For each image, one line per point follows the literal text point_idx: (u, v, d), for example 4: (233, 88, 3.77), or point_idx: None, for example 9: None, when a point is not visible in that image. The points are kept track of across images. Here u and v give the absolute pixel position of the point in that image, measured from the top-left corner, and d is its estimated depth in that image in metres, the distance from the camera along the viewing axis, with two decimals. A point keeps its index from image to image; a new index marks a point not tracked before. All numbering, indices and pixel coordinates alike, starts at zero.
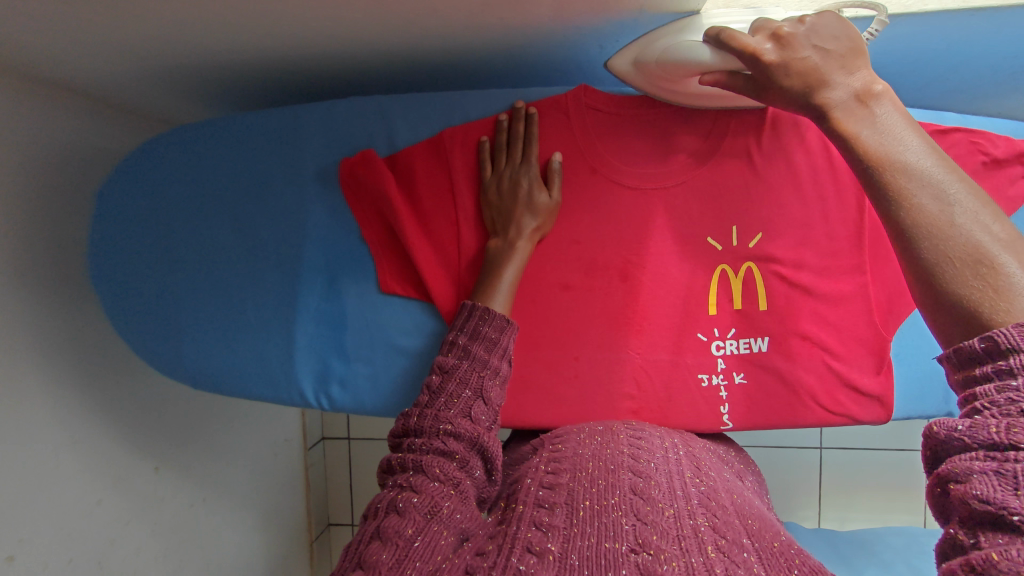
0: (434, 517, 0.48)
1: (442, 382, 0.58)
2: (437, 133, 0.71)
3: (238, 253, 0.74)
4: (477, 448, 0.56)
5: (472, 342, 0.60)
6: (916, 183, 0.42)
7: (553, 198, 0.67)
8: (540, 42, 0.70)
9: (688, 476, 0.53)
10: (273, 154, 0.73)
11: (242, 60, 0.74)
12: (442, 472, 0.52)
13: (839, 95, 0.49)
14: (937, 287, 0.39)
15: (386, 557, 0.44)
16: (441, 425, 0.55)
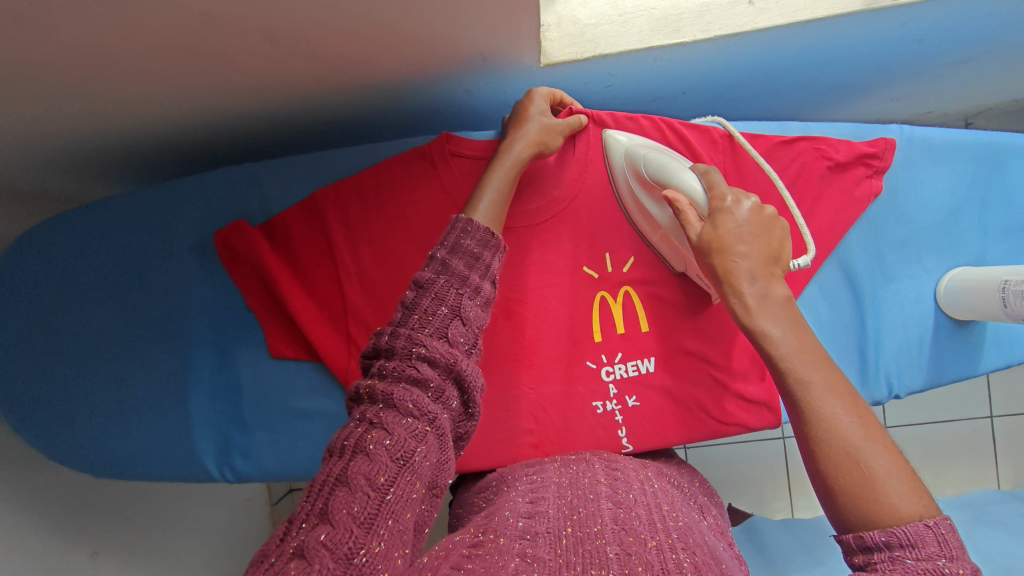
0: (408, 464, 0.42)
1: (417, 298, 0.48)
2: (310, 195, 0.71)
3: (127, 338, 0.73)
4: (453, 376, 0.46)
5: (451, 257, 0.50)
6: (815, 382, 0.42)
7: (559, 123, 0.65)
8: (401, 96, 0.71)
9: (665, 511, 0.52)
10: (150, 233, 0.73)
11: (113, 144, 0.74)
12: (416, 407, 0.43)
13: (751, 277, 0.47)
14: (825, 478, 0.40)
15: (358, 511, 0.39)
16: (415, 348, 0.45)
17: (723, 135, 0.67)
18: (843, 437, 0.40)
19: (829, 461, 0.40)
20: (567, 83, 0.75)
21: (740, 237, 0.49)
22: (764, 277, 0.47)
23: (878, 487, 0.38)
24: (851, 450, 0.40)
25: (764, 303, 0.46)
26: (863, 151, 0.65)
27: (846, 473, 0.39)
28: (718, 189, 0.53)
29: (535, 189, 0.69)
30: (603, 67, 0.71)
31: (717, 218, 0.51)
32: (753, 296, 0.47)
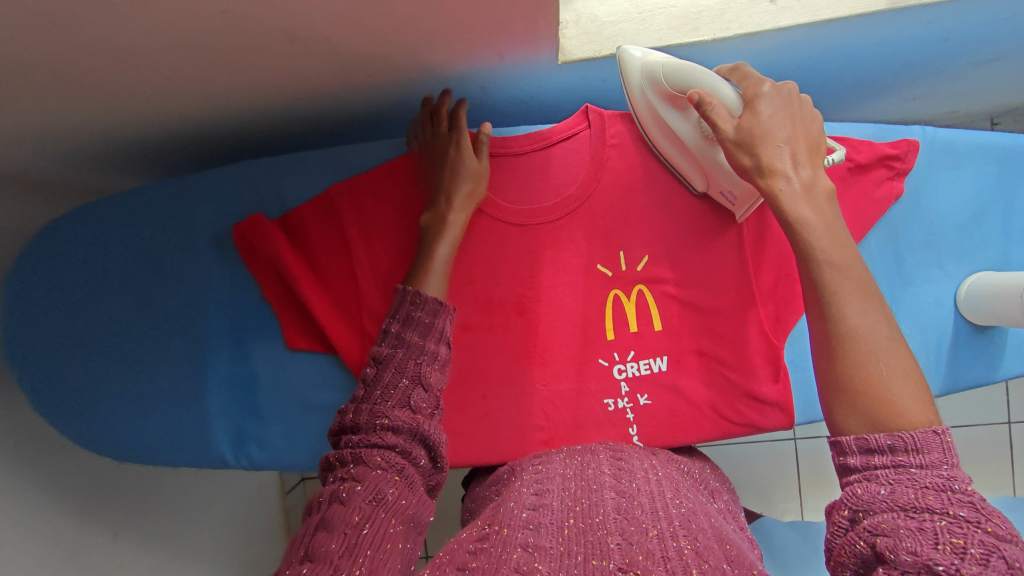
0: (380, 504, 0.48)
1: (378, 372, 0.56)
2: (325, 190, 0.72)
3: (147, 327, 0.75)
4: (418, 438, 0.53)
5: (405, 329, 0.58)
6: (841, 281, 0.48)
7: (483, 164, 0.67)
8: (419, 92, 0.71)
9: (668, 498, 0.53)
10: (170, 225, 0.74)
11: (135, 138, 0.75)
12: (385, 461, 0.51)
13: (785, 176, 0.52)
14: (846, 367, 0.45)
15: (335, 547, 0.44)
16: (379, 419, 0.53)
17: None
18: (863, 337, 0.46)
19: (849, 357, 0.45)
20: (584, 81, 0.74)
21: (779, 127, 0.54)
22: (805, 163, 0.54)
23: (888, 388, 0.44)
24: (867, 350, 0.45)
25: (801, 199, 0.51)
26: (885, 153, 0.64)
27: (869, 370, 0.45)
28: (753, 87, 0.57)
29: (550, 186, 0.70)
30: (622, 65, 0.71)
31: (753, 109, 0.56)
32: (794, 184, 0.52)
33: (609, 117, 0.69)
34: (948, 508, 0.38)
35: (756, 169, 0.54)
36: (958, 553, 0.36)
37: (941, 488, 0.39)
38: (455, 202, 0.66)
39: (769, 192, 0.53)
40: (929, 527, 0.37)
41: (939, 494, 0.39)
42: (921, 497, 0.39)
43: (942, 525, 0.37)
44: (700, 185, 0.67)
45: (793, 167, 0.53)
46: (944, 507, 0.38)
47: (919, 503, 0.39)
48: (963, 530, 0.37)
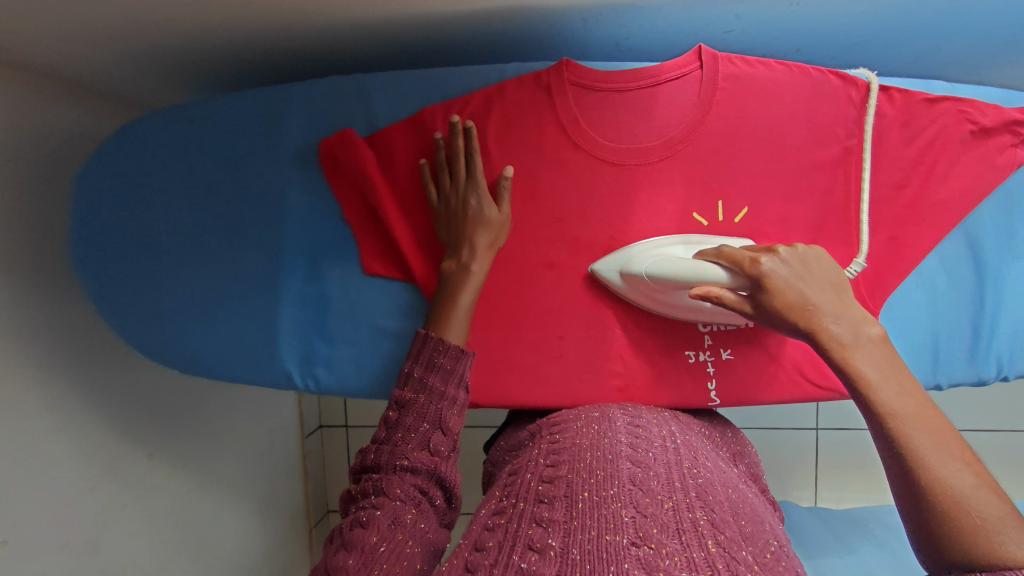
0: (397, 527, 0.51)
1: (399, 416, 0.58)
2: (417, 111, 0.70)
3: (220, 238, 0.73)
4: (435, 479, 0.56)
5: (428, 374, 0.60)
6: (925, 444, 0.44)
7: (502, 212, 0.67)
8: (522, 16, 0.68)
9: (685, 468, 0.51)
10: (252, 135, 0.72)
11: (217, 40, 0.72)
12: (403, 492, 0.54)
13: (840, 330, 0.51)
14: (944, 537, 0.41)
15: (352, 562, 0.47)
16: (397, 461, 0.56)
17: (865, 86, 0.65)
18: (953, 487, 0.42)
19: (946, 510, 0.41)
20: (690, 22, 0.72)
21: (805, 285, 0.53)
22: (846, 314, 0.52)
23: (988, 531, 0.39)
24: (959, 496, 0.41)
25: (857, 340, 0.50)
26: (1012, 118, 0.65)
27: (966, 528, 0.40)
28: (744, 259, 0.55)
29: (654, 126, 0.66)
30: (734, 7, 0.68)
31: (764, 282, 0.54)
32: (845, 344, 0.51)
33: (723, 58, 0.66)
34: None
35: (789, 325, 0.53)
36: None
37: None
38: (476, 252, 0.65)
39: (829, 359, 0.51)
40: None
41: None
42: None
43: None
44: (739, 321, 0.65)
45: (833, 321, 0.52)
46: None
47: None
48: None
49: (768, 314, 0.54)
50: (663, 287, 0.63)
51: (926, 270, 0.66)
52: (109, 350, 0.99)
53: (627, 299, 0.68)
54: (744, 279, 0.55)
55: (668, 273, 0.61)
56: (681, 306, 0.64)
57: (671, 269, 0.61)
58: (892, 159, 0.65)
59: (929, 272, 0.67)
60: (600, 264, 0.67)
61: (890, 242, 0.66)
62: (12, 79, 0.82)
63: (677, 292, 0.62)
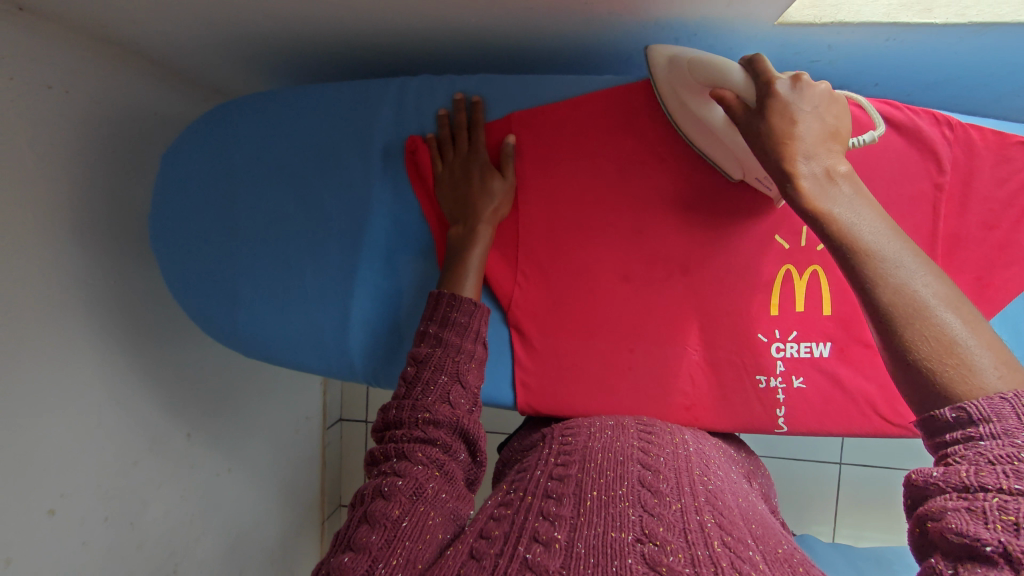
0: (418, 498, 0.49)
1: (417, 371, 0.58)
2: (506, 116, 0.71)
3: (299, 224, 0.74)
4: (458, 432, 0.55)
5: (444, 330, 0.60)
6: (891, 265, 0.41)
7: (507, 180, 0.69)
8: (618, 31, 0.69)
9: (695, 474, 0.51)
10: (341, 126, 0.73)
11: (315, 31, 0.74)
12: (426, 456, 0.52)
13: (810, 169, 0.47)
14: (907, 353, 0.39)
15: (375, 538, 0.45)
16: (419, 415, 0.55)
17: (960, 125, 0.65)
18: (915, 305, 0.39)
19: (910, 332, 0.39)
20: (780, 50, 0.72)
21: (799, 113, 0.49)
22: (823, 151, 0.48)
23: (954, 356, 0.37)
24: (926, 315, 0.39)
25: (827, 178, 0.47)
26: None
27: (925, 350, 0.38)
28: (768, 74, 0.51)
29: None
30: (828, 38, 0.68)
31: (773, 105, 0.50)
32: (808, 178, 0.47)
33: None
34: (1004, 483, 0.32)
35: (770, 158, 0.49)
36: (1008, 532, 0.30)
37: (1006, 462, 0.32)
38: (483, 216, 0.67)
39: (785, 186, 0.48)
40: (984, 506, 0.32)
41: (1000, 469, 0.32)
42: (981, 472, 0.33)
43: (993, 502, 0.31)
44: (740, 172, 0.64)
45: (804, 159, 0.48)
46: (998, 482, 0.32)
47: (972, 481, 0.33)
48: (1018, 506, 0.31)
49: (759, 137, 0.50)
50: (696, 87, 0.59)
51: (1010, 313, 0.67)
52: (163, 326, 0.99)
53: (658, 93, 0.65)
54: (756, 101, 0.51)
55: (702, 66, 0.56)
56: (696, 119, 0.62)
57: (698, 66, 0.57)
58: (982, 199, 0.65)
59: (1013, 316, 0.67)
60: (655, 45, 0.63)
61: (975, 282, 0.65)
62: (103, 53, 0.83)
63: (702, 92, 0.59)
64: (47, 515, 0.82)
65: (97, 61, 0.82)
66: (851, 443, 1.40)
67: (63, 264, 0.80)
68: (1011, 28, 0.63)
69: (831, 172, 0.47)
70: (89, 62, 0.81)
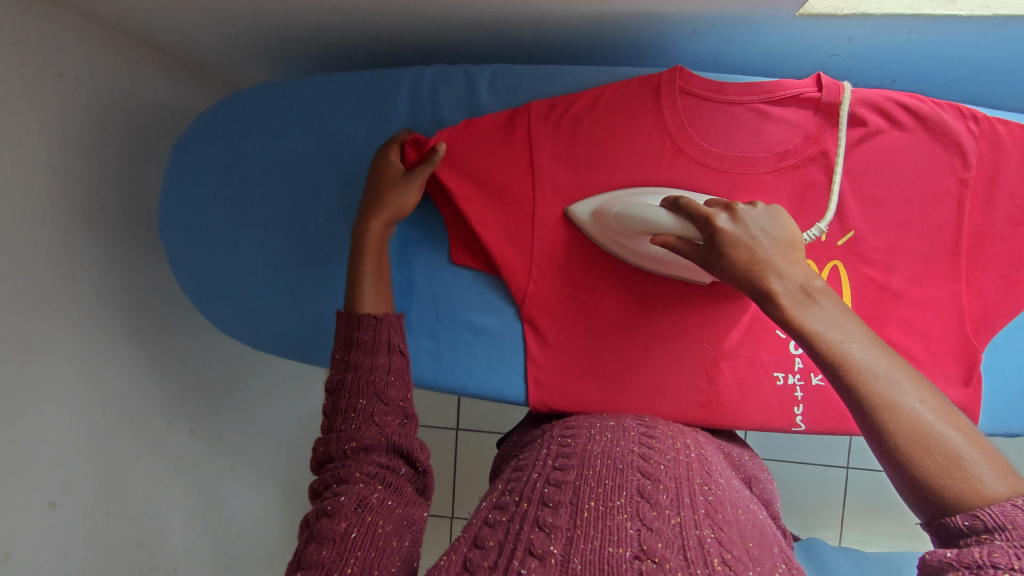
0: (363, 509, 0.48)
1: (336, 401, 0.56)
2: (521, 106, 0.69)
3: (310, 216, 0.73)
4: (392, 448, 0.54)
5: (352, 352, 0.58)
6: (886, 384, 0.40)
7: (405, 196, 0.65)
8: (635, 22, 0.68)
9: (696, 483, 0.49)
10: (352, 116, 0.72)
11: (327, 20, 0.73)
12: (364, 473, 0.51)
13: (785, 287, 0.47)
14: (913, 472, 0.38)
15: (326, 553, 0.44)
16: (346, 445, 0.53)
17: (986, 119, 0.63)
18: (916, 423, 0.39)
19: (911, 451, 0.38)
20: (799, 42, 0.71)
21: (754, 238, 0.50)
22: (792, 266, 0.48)
23: (960, 468, 0.37)
24: (929, 434, 0.38)
25: (802, 293, 0.47)
26: None
27: (927, 463, 0.38)
28: (700, 212, 0.52)
29: (762, 141, 0.65)
30: (849, 30, 0.67)
31: (727, 241, 0.50)
32: (786, 293, 0.47)
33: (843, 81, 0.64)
34: (1015, 563, 0.32)
35: (747, 285, 0.49)
36: None
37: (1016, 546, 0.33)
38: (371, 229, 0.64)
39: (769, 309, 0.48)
40: None
41: (1012, 551, 0.33)
42: (994, 553, 0.33)
43: None
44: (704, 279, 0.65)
45: (775, 277, 0.48)
46: (1011, 563, 0.32)
47: (985, 561, 0.33)
48: None
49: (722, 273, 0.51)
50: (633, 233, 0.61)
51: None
52: (168, 320, 0.98)
53: (595, 241, 0.68)
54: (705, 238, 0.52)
55: (631, 218, 0.58)
56: (639, 253, 0.64)
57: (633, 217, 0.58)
58: (1008, 195, 0.64)
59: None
60: (575, 205, 0.66)
61: (999, 280, 0.64)
62: (111, 42, 0.82)
63: (637, 238, 0.62)
64: (49, 509, 0.81)
65: (105, 50, 0.81)
66: (858, 442, 1.39)
67: (69, 255, 0.79)
68: None
69: (808, 285, 0.47)
70: (97, 50, 0.80)
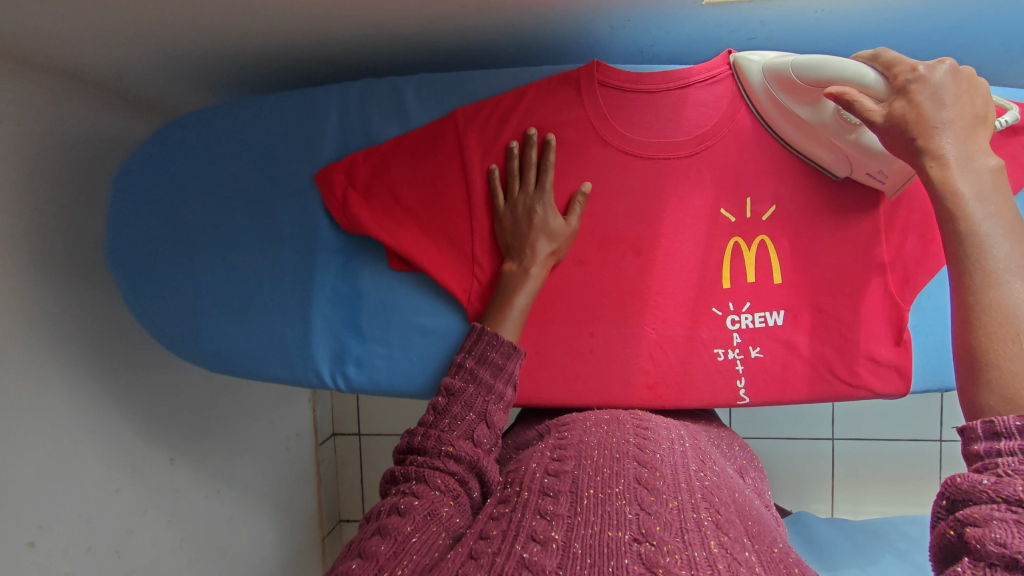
0: (433, 518, 0.48)
1: (448, 404, 0.58)
2: (449, 113, 0.72)
3: (253, 236, 0.75)
4: (476, 470, 0.55)
5: (479, 367, 0.61)
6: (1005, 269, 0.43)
7: (569, 224, 0.68)
8: (550, 22, 0.70)
9: (691, 469, 0.51)
10: (286, 135, 0.74)
11: (254, 43, 0.75)
12: (443, 484, 0.52)
13: (949, 154, 0.49)
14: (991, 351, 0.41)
15: (384, 549, 0.44)
16: (442, 447, 0.54)
17: None
18: (1009, 303, 0.41)
19: (979, 329, 0.42)
20: (715, 29, 0.74)
21: (942, 101, 0.50)
22: (970, 137, 0.49)
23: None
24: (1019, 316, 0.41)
25: (968, 164, 0.48)
26: None
27: (1005, 342, 0.40)
28: (902, 65, 0.53)
29: (682, 126, 0.68)
30: (758, 15, 0.70)
31: (912, 91, 0.51)
32: (954, 159, 0.48)
33: (754, 62, 0.67)
34: None
35: (904, 143, 0.51)
36: None
37: None
38: (538, 258, 0.66)
39: (927, 165, 0.49)
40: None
41: None
42: None
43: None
44: (842, 172, 0.65)
45: (948, 144, 0.49)
46: None
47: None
48: None
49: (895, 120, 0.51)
50: (810, 87, 0.60)
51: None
52: (135, 351, 0.99)
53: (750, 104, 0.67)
54: (891, 88, 0.53)
55: (817, 70, 0.58)
56: (801, 123, 0.63)
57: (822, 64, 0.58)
58: None
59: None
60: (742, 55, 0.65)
61: (919, 239, 0.66)
62: (47, 84, 0.84)
63: (814, 99, 0.60)
64: (28, 549, 0.81)
65: (41, 92, 0.83)
66: (842, 408, 1.36)
67: (25, 296, 0.80)
68: None
69: (973, 159, 0.48)
70: (33, 93, 0.82)
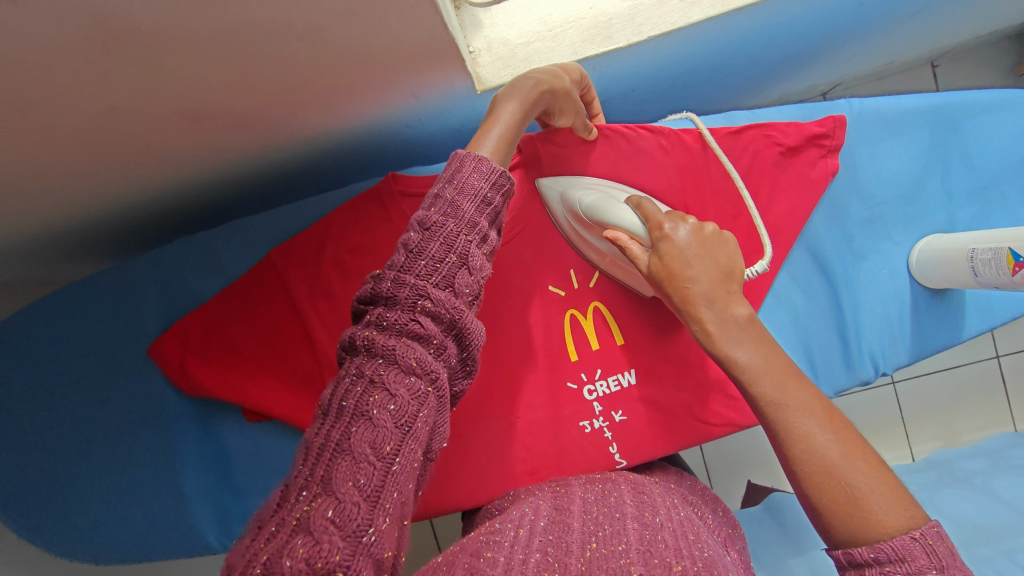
0: (410, 434, 0.36)
1: (422, 242, 0.40)
2: (267, 254, 0.71)
3: (102, 428, 0.72)
4: (454, 329, 0.40)
5: (463, 203, 0.42)
6: (803, 426, 0.40)
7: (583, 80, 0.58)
8: (340, 146, 0.71)
9: (691, 540, 0.42)
10: (110, 324, 0.73)
11: (53, 246, 0.72)
12: (420, 364, 0.38)
13: (710, 313, 0.47)
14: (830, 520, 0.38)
15: (364, 482, 0.34)
16: (419, 301, 0.39)
17: (671, 132, 0.67)
18: (821, 455, 0.39)
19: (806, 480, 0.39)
20: None
21: (691, 262, 0.49)
22: (723, 296, 0.48)
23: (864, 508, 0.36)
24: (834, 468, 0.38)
25: (724, 329, 0.46)
26: (813, 132, 0.66)
27: (831, 489, 0.38)
28: (655, 219, 0.53)
29: None
30: None
31: (662, 249, 0.51)
32: (713, 321, 0.47)
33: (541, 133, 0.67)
34: None
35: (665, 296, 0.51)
36: None
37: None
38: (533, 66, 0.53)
39: (693, 330, 0.48)
40: None
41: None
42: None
43: None
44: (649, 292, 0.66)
45: (706, 306, 0.47)
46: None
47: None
48: None
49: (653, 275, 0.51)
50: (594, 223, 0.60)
51: (865, 177, 0.69)
52: None
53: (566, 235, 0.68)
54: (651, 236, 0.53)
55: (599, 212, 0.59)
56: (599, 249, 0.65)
57: (603, 206, 0.58)
58: (716, 194, 0.66)
59: (868, 186, 0.69)
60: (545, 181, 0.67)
61: None
62: None
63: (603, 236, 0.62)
64: None
65: None
66: None
67: None
68: (706, 24, 0.63)
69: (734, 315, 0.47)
70: None
